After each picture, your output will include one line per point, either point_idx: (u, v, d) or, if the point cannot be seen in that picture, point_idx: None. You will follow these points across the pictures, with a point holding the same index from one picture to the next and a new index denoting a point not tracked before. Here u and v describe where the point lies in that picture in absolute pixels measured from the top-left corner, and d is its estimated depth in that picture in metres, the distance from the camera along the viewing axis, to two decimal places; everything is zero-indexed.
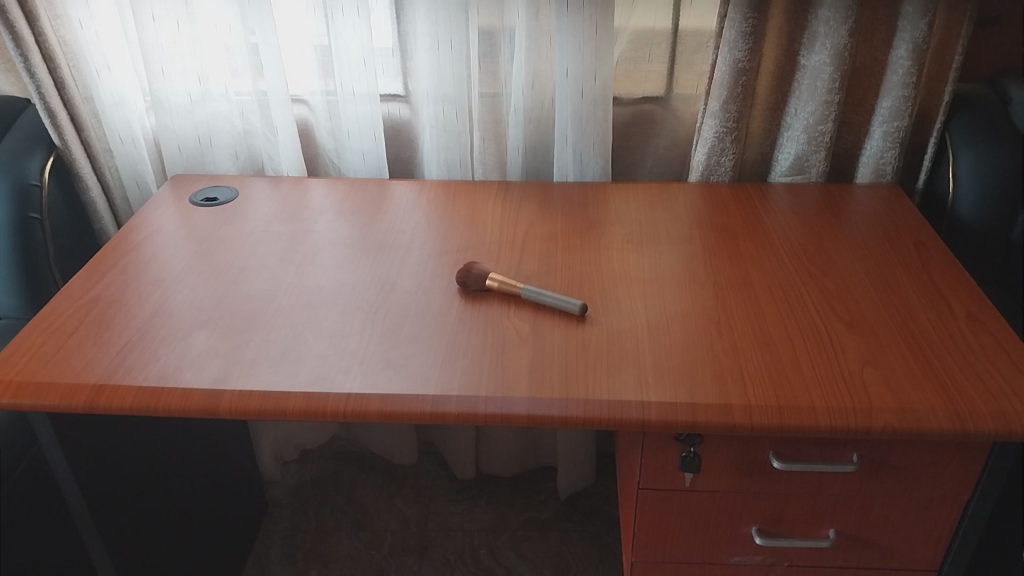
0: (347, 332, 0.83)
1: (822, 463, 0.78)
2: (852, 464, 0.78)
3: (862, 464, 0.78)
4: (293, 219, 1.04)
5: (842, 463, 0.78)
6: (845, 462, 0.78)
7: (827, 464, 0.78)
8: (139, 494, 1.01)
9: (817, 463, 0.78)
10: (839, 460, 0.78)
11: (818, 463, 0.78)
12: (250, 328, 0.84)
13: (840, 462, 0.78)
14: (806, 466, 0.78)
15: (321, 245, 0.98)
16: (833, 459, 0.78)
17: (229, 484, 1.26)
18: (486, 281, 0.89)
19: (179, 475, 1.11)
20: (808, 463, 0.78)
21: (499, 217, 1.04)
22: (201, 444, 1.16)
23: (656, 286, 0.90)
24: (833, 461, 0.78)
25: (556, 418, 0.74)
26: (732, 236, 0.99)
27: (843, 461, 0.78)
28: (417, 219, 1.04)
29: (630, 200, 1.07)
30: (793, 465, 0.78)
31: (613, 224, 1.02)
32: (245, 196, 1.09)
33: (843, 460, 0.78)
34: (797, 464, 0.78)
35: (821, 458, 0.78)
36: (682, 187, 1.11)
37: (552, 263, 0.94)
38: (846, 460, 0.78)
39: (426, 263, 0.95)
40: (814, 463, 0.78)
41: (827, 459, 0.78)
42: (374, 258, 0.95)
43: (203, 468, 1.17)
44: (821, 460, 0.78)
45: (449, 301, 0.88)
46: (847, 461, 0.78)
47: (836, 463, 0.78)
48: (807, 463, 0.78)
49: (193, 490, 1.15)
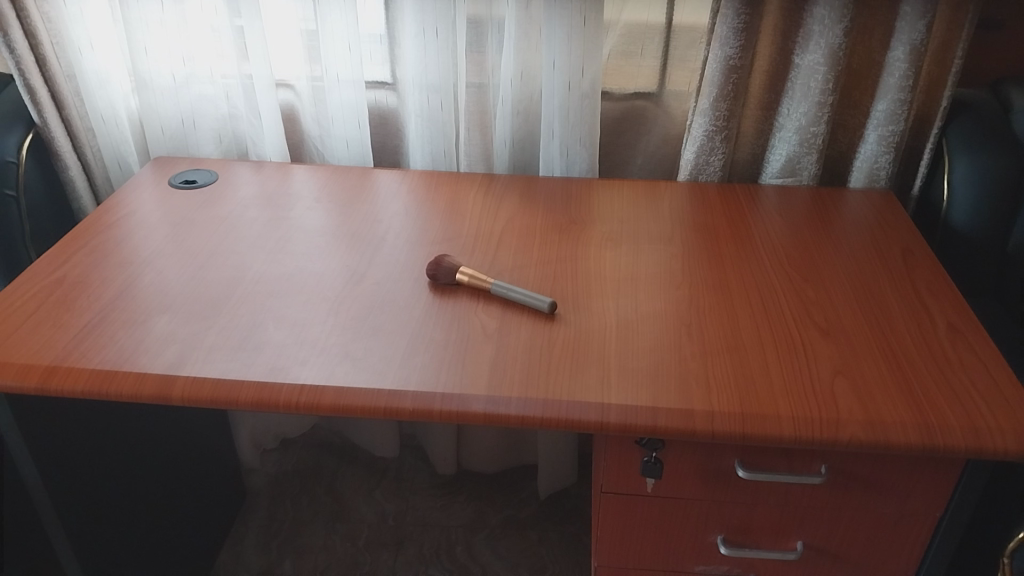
0: (309, 322, 0.82)
1: (787, 474, 0.76)
2: (819, 476, 0.76)
3: (829, 475, 0.76)
4: (271, 204, 1.02)
5: (810, 475, 0.76)
6: (812, 474, 0.76)
7: (794, 475, 0.76)
8: (107, 477, 1.01)
9: (783, 473, 0.76)
10: (806, 472, 0.76)
11: (785, 474, 0.76)
12: (213, 314, 0.83)
13: (809, 474, 0.76)
14: (773, 476, 0.76)
15: (295, 232, 0.97)
16: (801, 470, 0.76)
17: (203, 471, 1.25)
18: (456, 274, 0.87)
19: (147, 460, 1.10)
20: (775, 474, 0.76)
21: (478, 210, 1.02)
22: (171, 431, 1.15)
23: (630, 286, 0.88)
24: (800, 472, 0.76)
25: (513, 417, 0.72)
26: (713, 238, 0.97)
27: (810, 473, 0.76)
28: (396, 209, 1.02)
29: (614, 198, 1.05)
30: (759, 476, 0.76)
31: (594, 221, 1.00)
32: (225, 180, 1.08)
33: (811, 471, 0.76)
34: (763, 474, 0.76)
35: (787, 470, 0.76)
36: (669, 186, 1.08)
37: (527, 259, 0.92)
38: (813, 472, 0.76)
39: (398, 253, 0.93)
40: (781, 474, 0.76)
41: (793, 471, 0.76)
42: (346, 247, 0.94)
43: (173, 455, 1.16)
44: (788, 472, 0.76)
45: (417, 294, 0.87)
46: (814, 473, 0.76)
47: (804, 474, 0.76)
48: (774, 474, 0.76)
49: (161, 478, 1.14)
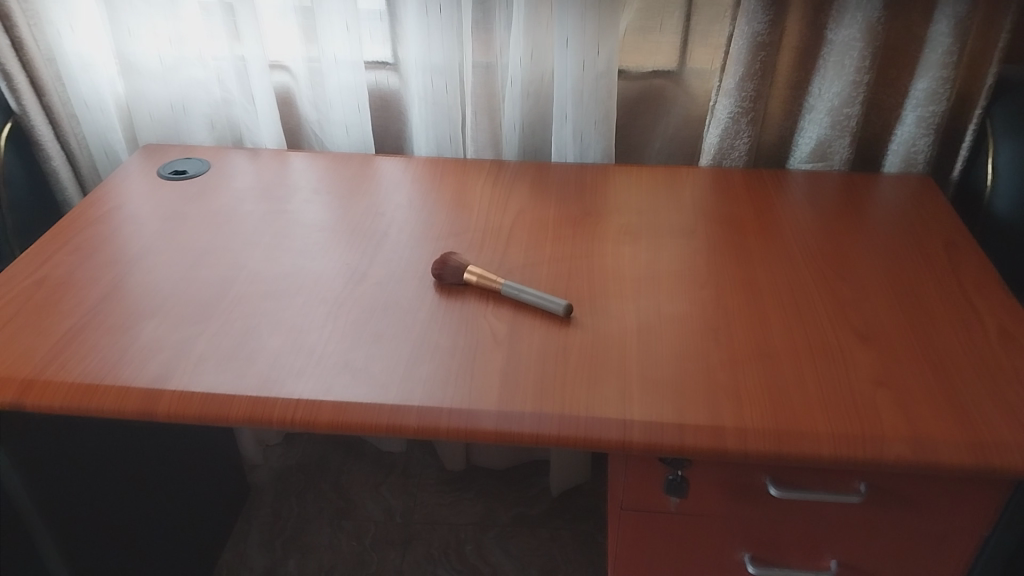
0: (305, 327, 0.76)
1: (824, 491, 0.70)
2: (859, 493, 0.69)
3: (870, 493, 0.70)
4: (266, 196, 0.96)
5: (849, 493, 0.69)
6: (851, 491, 0.69)
7: (831, 493, 0.70)
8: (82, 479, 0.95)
9: (820, 490, 0.70)
10: (844, 489, 0.70)
11: (821, 492, 0.70)
12: (202, 318, 0.77)
13: (847, 492, 0.69)
14: (808, 494, 0.70)
15: (291, 226, 0.90)
16: (839, 488, 0.70)
17: (201, 470, 1.20)
18: (463, 274, 0.81)
19: (140, 462, 1.05)
20: (810, 491, 0.70)
21: (486, 202, 0.96)
22: (164, 433, 1.10)
23: (651, 285, 0.81)
24: (838, 489, 0.70)
25: (526, 435, 0.66)
26: (739, 231, 0.90)
27: (850, 491, 0.69)
28: (399, 201, 0.96)
29: (632, 186, 0.99)
30: (793, 493, 0.70)
31: (611, 213, 0.93)
32: (218, 170, 1.02)
33: (851, 489, 0.69)
34: (797, 492, 0.70)
35: (823, 487, 0.70)
36: (691, 172, 1.01)
37: (540, 256, 0.86)
38: (852, 489, 0.69)
39: (402, 250, 0.87)
40: (816, 492, 0.70)
41: (830, 488, 0.70)
42: (345, 244, 0.88)
43: (166, 457, 1.11)
44: (824, 489, 0.70)
45: (421, 295, 0.80)
46: (854, 490, 0.69)
47: (841, 492, 0.70)
48: (810, 491, 0.70)
49: (154, 482, 1.09)
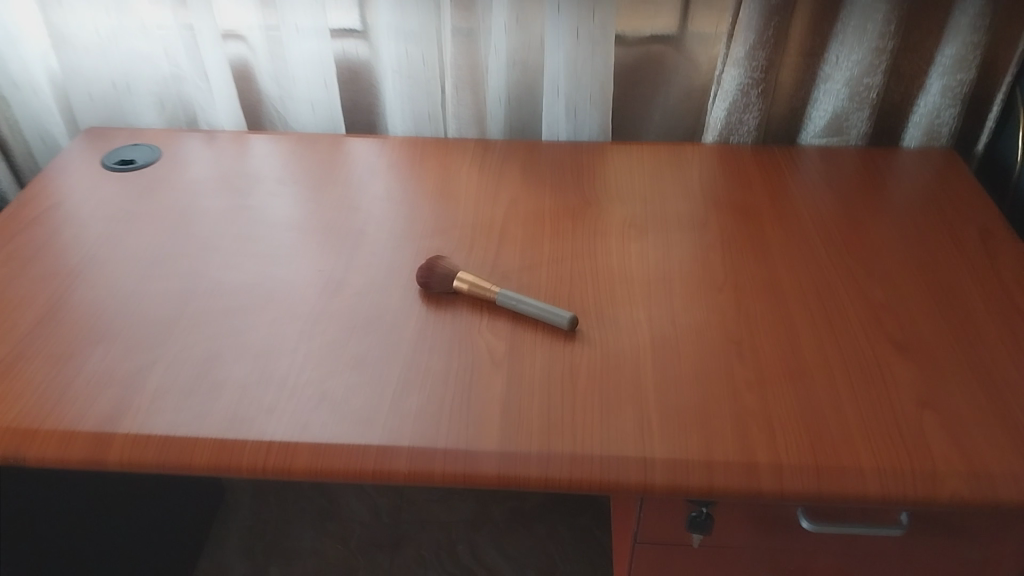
0: (276, 350, 0.67)
1: (862, 523, 0.63)
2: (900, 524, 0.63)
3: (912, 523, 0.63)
4: (226, 189, 0.86)
5: (889, 525, 0.63)
6: (891, 522, 0.63)
7: (870, 524, 0.63)
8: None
9: (857, 522, 0.63)
10: (884, 519, 0.63)
11: (858, 524, 0.63)
12: (157, 343, 0.67)
13: (887, 523, 0.63)
14: (844, 527, 0.63)
15: (255, 225, 0.80)
16: (878, 519, 0.63)
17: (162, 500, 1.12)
18: (453, 282, 0.72)
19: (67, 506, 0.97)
20: (847, 523, 0.63)
21: (474, 192, 0.86)
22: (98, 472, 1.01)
23: (663, 289, 0.73)
24: (877, 520, 0.63)
25: (534, 479, 0.58)
26: (754, 221, 0.82)
27: (890, 522, 0.63)
28: (375, 191, 0.86)
29: (633, 170, 0.90)
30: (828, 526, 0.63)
31: (612, 202, 0.84)
32: (170, 158, 0.91)
33: (892, 520, 0.63)
34: (833, 524, 0.63)
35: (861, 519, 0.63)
36: (696, 150, 0.93)
37: (538, 256, 0.77)
38: (893, 520, 0.63)
39: (382, 252, 0.77)
40: (853, 524, 0.63)
41: (868, 519, 0.63)
42: (317, 245, 0.78)
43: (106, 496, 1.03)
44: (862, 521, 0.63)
45: (406, 306, 0.71)
46: (894, 522, 0.63)
47: (882, 523, 0.63)
48: (846, 523, 0.63)
49: (92, 524, 1.01)
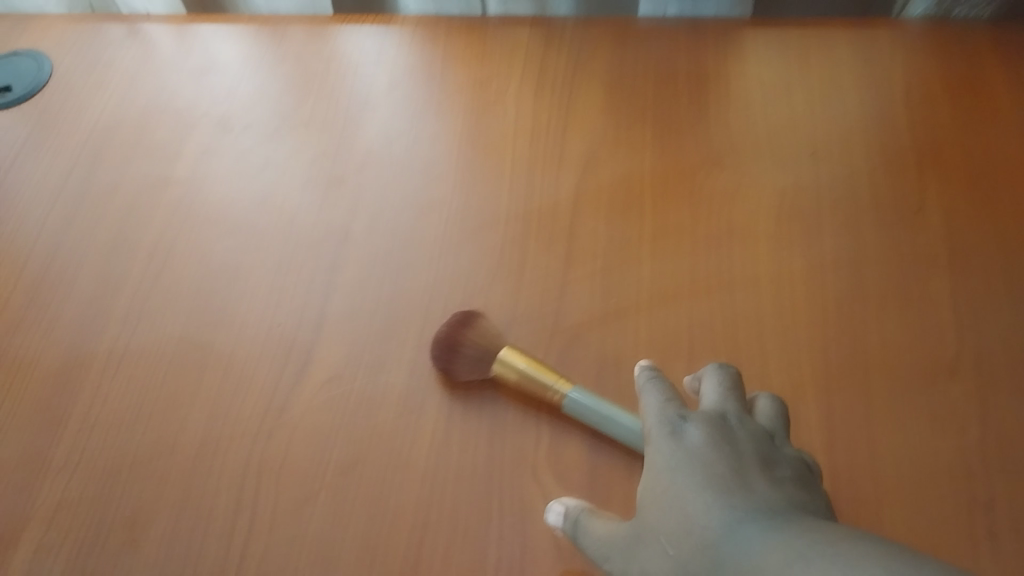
0: (206, 515, 0.41)
1: (787, 521, 0.30)
2: (714, 432, 0.35)
3: (714, 423, 0.36)
4: (145, 143, 0.56)
5: (811, 477, 0.35)
6: (672, 438, 0.36)
7: (847, 548, 0.26)
8: None
9: (779, 521, 0.30)
10: (746, 449, 0.34)
11: (811, 558, 0.26)
12: (23, 503, 0.42)
13: (705, 431, 0.35)
14: (770, 562, 0.28)
15: (183, 224, 0.52)
16: (737, 481, 0.32)
17: None
18: (491, 369, 0.43)
19: None
20: (778, 567, 0.27)
21: (526, 138, 0.54)
22: None
23: (851, 367, 0.43)
24: (727, 448, 0.34)
25: None
26: (1006, 201, 0.48)
27: (765, 487, 0.32)
28: (370, 142, 0.55)
29: (792, 83, 0.54)
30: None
31: (758, 159, 0.51)
32: (69, 80, 0.59)
33: (759, 488, 0.31)
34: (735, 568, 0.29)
35: (766, 542, 0.29)
36: (901, 38, 0.56)
37: (632, 285, 0.46)
38: (743, 436, 0.35)
39: (376, 276, 0.49)
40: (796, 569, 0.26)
41: (660, 405, 0.38)
42: (273, 266, 0.49)
43: None
44: (751, 518, 0.30)
45: (415, 407, 0.44)
46: (770, 443, 0.36)
47: (680, 465, 0.34)
48: (758, 548, 0.29)
49: None
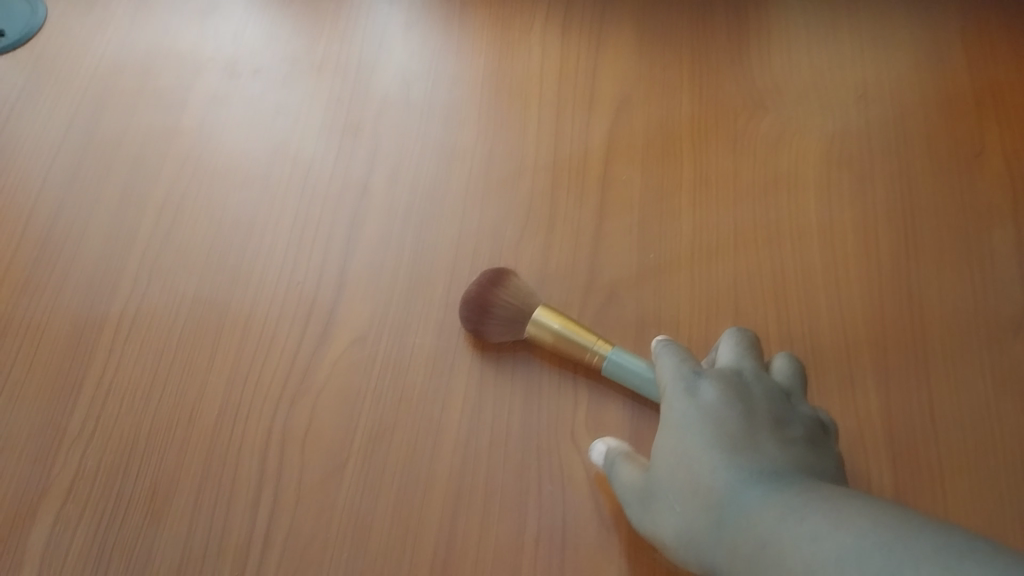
0: (231, 487, 0.39)
1: (795, 485, 0.29)
2: (730, 387, 0.34)
3: (730, 378, 0.34)
4: (148, 91, 0.52)
5: (824, 437, 0.34)
6: (684, 394, 0.34)
7: (844, 506, 0.26)
8: None
9: (785, 484, 0.29)
10: (758, 407, 0.33)
11: (807, 515, 0.27)
12: (36, 477, 0.40)
13: (719, 389, 0.33)
14: (770, 521, 0.28)
15: (193, 178, 0.49)
16: (746, 440, 0.31)
17: None
18: (526, 328, 0.41)
19: None
20: (774, 524, 0.27)
21: (553, 81, 0.50)
22: None
23: (906, 325, 0.40)
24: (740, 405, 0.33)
25: None
26: None
27: (775, 449, 0.31)
28: (387, 86, 0.51)
29: (838, 19, 0.51)
30: (746, 536, 0.29)
31: (803, 102, 0.48)
32: (64, 23, 0.56)
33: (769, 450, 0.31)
34: (739, 528, 0.29)
35: (771, 506, 0.28)
36: None
37: (672, 239, 0.44)
38: (757, 394, 0.34)
39: (399, 232, 0.46)
40: (792, 525, 0.27)
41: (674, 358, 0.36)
42: (291, 222, 0.47)
43: None
44: (758, 481, 0.30)
45: (445, 373, 0.41)
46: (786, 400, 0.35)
47: (690, 423, 0.33)
48: (760, 510, 0.29)
49: None
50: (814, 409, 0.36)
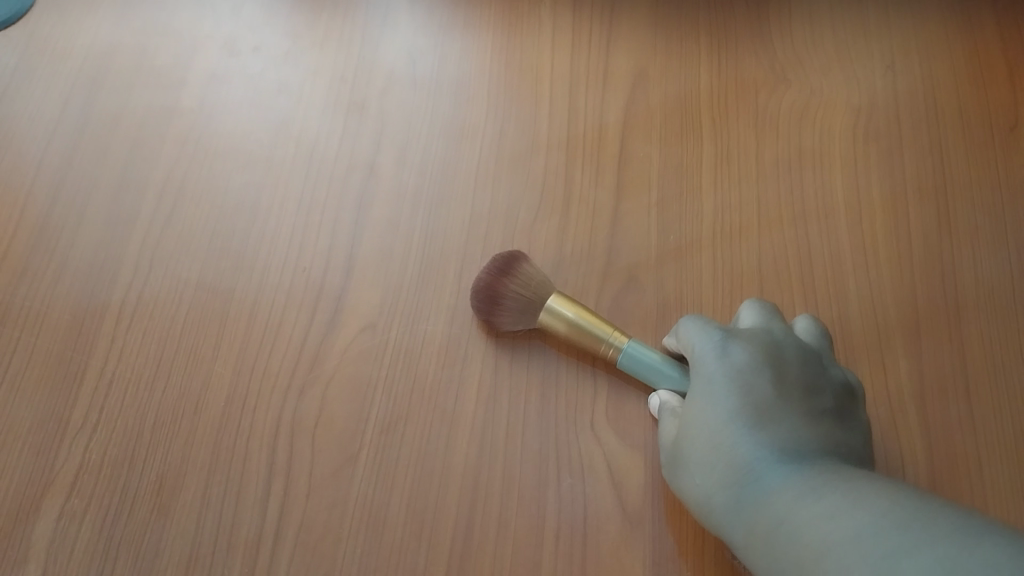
0: (240, 481, 0.38)
1: (818, 464, 0.29)
2: (761, 351, 0.33)
3: (762, 341, 0.33)
4: (146, 69, 0.50)
5: (849, 407, 0.33)
6: (712, 355, 0.33)
7: (869, 487, 0.26)
8: None
9: (808, 463, 0.29)
10: (789, 374, 0.32)
11: (830, 494, 0.26)
12: (37, 471, 0.38)
13: (751, 352, 0.32)
14: (789, 500, 0.27)
15: (194, 159, 0.47)
16: (773, 410, 0.31)
17: None
18: (540, 317, 0.39)
19: None
20: (792, 503, 0.27)
21: (566, 54, 0.48)
22: None
23: (937, 307, 0.39)
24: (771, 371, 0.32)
25: None
26: None
27: (802, 421, 0.30)
28: (393, 62, 0.49)
29: None
30: (765, 512, 0.28)
31: (827, 75, 0.46)
32: None
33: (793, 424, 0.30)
34: (760, 502, 0.28)
35: (792, 485, 0.28)
36: None
37: (692, 219, 0.42)
38: (789, 360, 0.33)
39: (408, 213, 0.44)
40: (813, 502, 0.26)
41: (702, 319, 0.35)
42: (296, 204, 0.45)
43: None
44: (781, 455, 0.29)
45: (458, 361, 0.40)
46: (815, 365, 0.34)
47: (717, 385, 0.32)
48: (781, 486, 0.28)
49: None
50: (843, 375, 0.35)
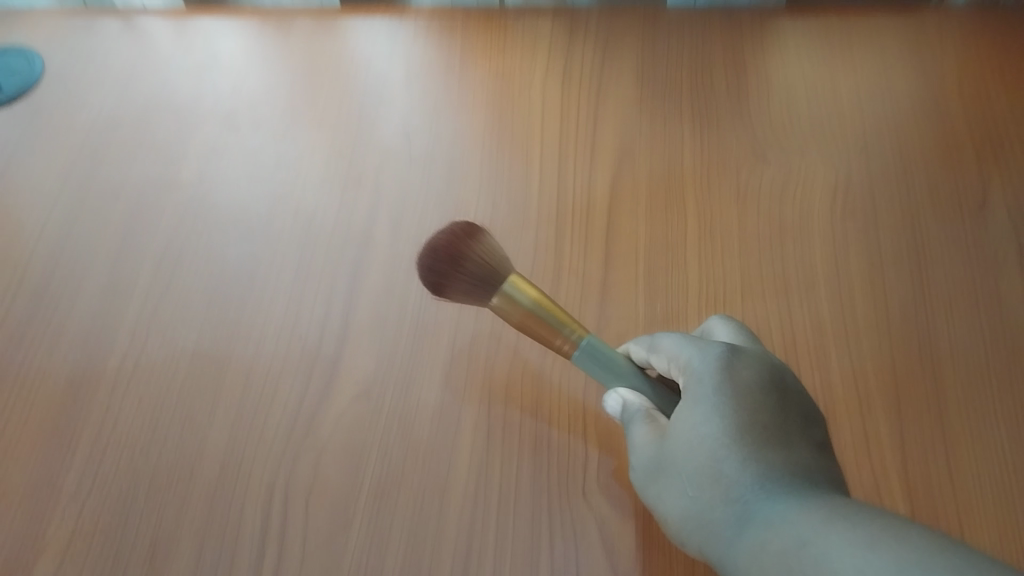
0: (233, 546, 0.38)
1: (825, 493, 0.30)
2: (765, 376, 0.34)
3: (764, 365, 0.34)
4: (148, 144, 0.52)
5: None
6: (718, 368, 0.34)
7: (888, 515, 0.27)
8: None
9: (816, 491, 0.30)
10: (790, 405, 0.33)
11: (848, 517, 0.27)
12: (29, 537, 0.38)
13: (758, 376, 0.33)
14: (808, 520, 0.28)
15: (193, 228, 0.48)
16: (778, 436, 0.32)
17: None
18: (496, 294, 0.37)
19: None
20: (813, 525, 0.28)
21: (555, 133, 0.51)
22: None
23: (915, 373, 0.40)
24: (775, 398, 0.33)
25: None
26: None
27: (805, 452, 0.32)
28: (388, 139, 0.51)
29: (834, 76, 0.52)
30: (776, 530, 0.29)
31: (803, 154, 0.48)
32: (64, 78, 0.56)
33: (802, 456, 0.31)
34: (771, 521, 0.29)
35: (809, 509, 0.29)
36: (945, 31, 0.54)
37: (677, 289, 0.44)
38: (788, 390, 0.34)
39: (403, 282, 0.46)
40: (832, 523, 0.27)
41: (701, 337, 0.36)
42: (293, 273, 0.46)
43: None
44: (790, 481, 0.30)
45: (452, 427, 0.41)
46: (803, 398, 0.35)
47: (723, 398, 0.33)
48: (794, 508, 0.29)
49: None
50: None
